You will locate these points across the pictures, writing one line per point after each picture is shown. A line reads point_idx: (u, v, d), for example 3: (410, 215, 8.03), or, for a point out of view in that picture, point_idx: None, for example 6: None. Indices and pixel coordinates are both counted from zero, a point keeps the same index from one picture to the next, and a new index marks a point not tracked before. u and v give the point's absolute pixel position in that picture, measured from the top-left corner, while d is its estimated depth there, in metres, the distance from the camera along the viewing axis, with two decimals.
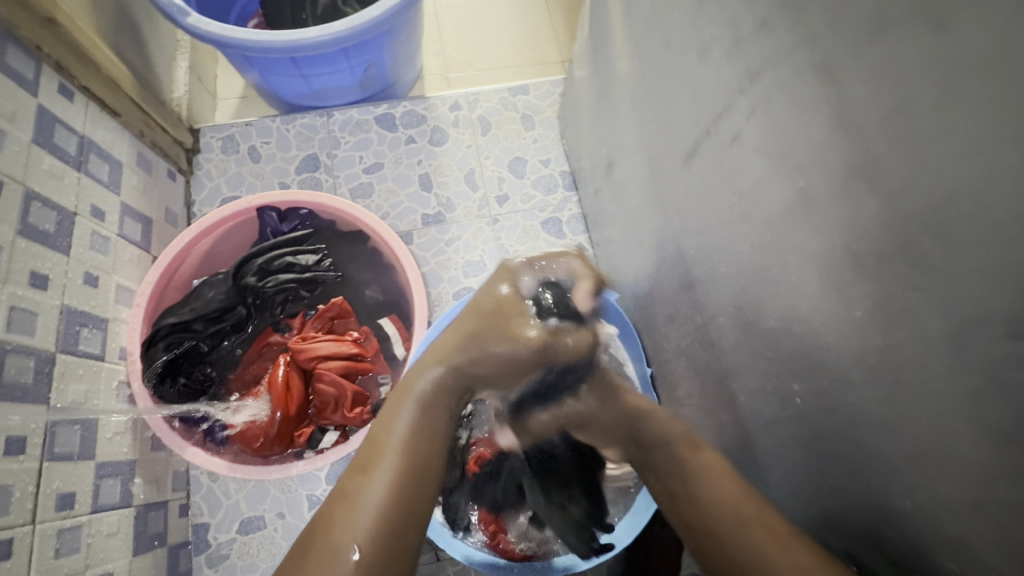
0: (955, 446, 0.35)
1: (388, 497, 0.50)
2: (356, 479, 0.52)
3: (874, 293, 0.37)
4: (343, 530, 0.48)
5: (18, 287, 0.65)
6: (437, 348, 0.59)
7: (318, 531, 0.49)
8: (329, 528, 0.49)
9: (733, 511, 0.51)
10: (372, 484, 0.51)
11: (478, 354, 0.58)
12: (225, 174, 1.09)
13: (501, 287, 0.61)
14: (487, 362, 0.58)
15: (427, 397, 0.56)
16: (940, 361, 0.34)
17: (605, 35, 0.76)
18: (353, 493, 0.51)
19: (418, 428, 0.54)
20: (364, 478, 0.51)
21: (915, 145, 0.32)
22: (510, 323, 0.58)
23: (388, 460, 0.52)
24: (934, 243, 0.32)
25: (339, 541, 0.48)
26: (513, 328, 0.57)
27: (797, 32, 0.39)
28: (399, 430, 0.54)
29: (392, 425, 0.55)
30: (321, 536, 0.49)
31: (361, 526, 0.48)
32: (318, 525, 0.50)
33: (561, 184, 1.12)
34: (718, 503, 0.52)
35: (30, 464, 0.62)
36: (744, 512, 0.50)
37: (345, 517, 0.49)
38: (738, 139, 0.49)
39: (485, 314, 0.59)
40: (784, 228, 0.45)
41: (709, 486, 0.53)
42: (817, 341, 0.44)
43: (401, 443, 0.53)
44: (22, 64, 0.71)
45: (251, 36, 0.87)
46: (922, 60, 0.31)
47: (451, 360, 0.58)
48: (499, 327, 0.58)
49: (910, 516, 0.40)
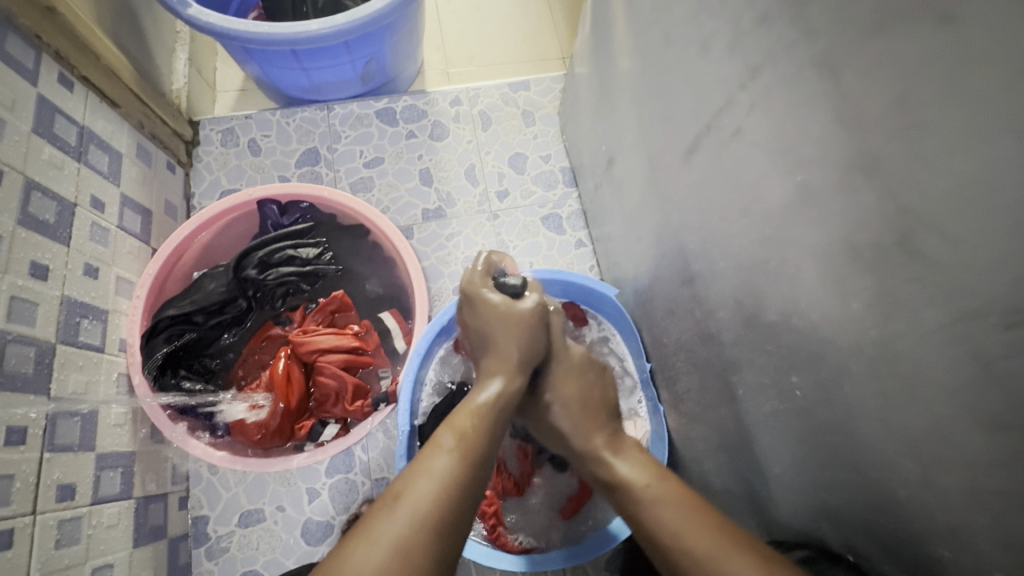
0: (949, 435, 0.35)
1: (467, 486, 0.49)
2: (437, 458, 0.50)
3: (873, 286, 0.38)
4: (424, 505, 0.46)
5: (18, 277, 0.64)
6: (492, 362, 0.64)
7: (392, 498, 0.47)
8: (408, 501, 0.46)
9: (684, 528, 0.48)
10: (456, 468, 0.49)
11: (517, 358, 0.63)
12: (225, 167, 1.09)
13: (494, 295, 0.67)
14: (526, 361, 0.64)
15: (502, 403, 0.59)
16: (937, 352, 0.34)
17: (607, 31, 0.77)
18: (437, 470, 0.49)
19: (494, 426, 0.56)
20: (446, 459, 0.50)
21: (915, 139, 0.33)
22: (523, 323, 0.65)
23: (468, 451, 0.51)
24: (932, 236, 0.33)
25: (416, 511, 0.45)
26: (525, 326, 0.65)
27: (799, 26, 0.40)
28: (479, 426, 0.55)
29: (472, 416, 0.55)
30: (396, 502, 0.46)
31: (441, 505, 0.46)
32: (398, 494, 0.47)
33: (561, 180, 1.12)
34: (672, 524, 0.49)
35: (31, 454, 0.62)
36: (695, 532, 0.47)
37: (422, 490, 0.47)
38: (739, 134, 0.49)
39: (500, 323, 0.65)
40: (785, 223, 0.45)
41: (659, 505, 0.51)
42: (815, 334, 0.45)
43: (482, 437, 0.53)
44: (22, 53, 0.70)
45: (252, 28, 0.87)
46: (922, 53, 0.32)
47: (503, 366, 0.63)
48: (520, 330, 0.65)
49: (906, 507, 0.41)
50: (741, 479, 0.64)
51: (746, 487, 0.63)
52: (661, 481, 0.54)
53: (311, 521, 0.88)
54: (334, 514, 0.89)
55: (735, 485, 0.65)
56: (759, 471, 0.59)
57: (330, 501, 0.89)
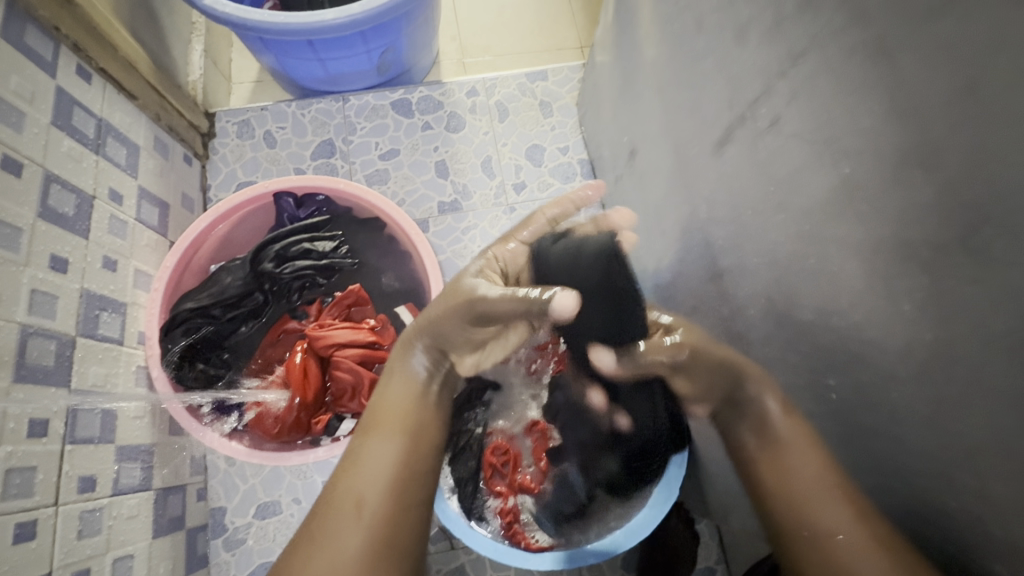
0: (1010, 446, 0.33)
1: (384, 455, 0.58)
2: (355, 447, 0.60)
3: (927, 286, 0.36)
4: (349, 491, 0.55)
5: (38, 270, 0.64)
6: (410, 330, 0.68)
7: (327, 496, 0.56)
8: (335, 495, 0.55)
9: (814, 497, 0.49)
10: (384, 450, 0.58)
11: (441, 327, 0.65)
12: (241, 160, 1.09)
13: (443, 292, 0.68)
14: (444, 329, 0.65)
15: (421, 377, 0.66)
16: (998, 360, 0.32)
17: (631, 18, 0.74)
18: (364, 456, 0.58)
19: (410, 391, 0.64)
20: (370, 444, 0.59)
21: (983, 130, 0.31)
22: (453, 295, 0.66)
23: (393, 430, 0.60)
24: (997, 234, 0.31)
25: (349, 496, 0.55)
26: (456, 299, 0.65)
27: (848, 9, 0.37)
28: (386, 400, 0.63)
29: (390, 394, 0.64)
30: (331, 495, 0.56)
31: (365, 481, 0.56)
32: (326, 496, 0.56)
33: (579, 172, 1.10)
34: (810, 489, 0.50)
35: (54, 447, 0.62)
36: (828, 496, 0.48)
37: (353, 485, 0.55)
38: (776, 125, 0.47)
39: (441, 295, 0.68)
40: (826, 218, 0.43)
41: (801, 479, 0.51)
42: (858, 335, 0.42)
43: (396, 408, 0.62)
44: (41, 45, 0.70)
45: (267, 17, 0.85)
46: (994, 38, 0.29)
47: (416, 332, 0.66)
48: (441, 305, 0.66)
49: (958, 517, 0.39)
50: None
51: None
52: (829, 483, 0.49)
53: None
54: None
55: None
56: None
57: None
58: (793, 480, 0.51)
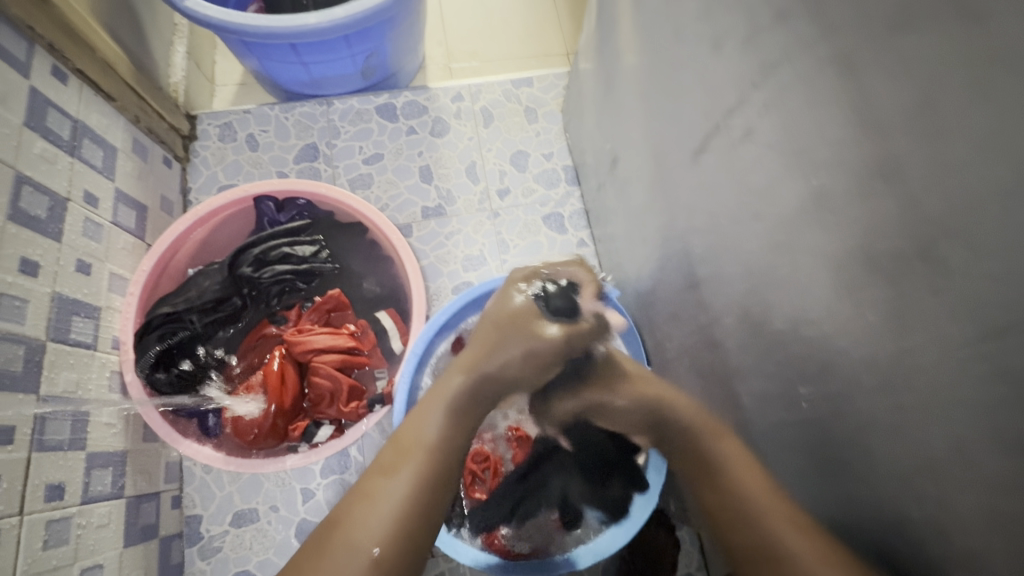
0: (969, 456, 0.33)
1: (405, 500, 0.57)
2: (376, 480, 0.59)
3: (890, 296, 0.36)
4: (364, 528, 0.54)
5: (7, 274, 0.63)
6: (462, 360, 0.70)
7: (336, 525, 0.55)
8: (347, 527, 0.54)
9: (772, 518, 0.52)
10: (399, 486, 0.58)
11: (512, 358, 0.70)
12: (223, 162, 1.08)
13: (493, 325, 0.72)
14: (513, 361, 0.71)
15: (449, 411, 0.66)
16: (959, 371, 0.33)
17: (612, 27, 0.75)
18: (379, 489, 0.57)
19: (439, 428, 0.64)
20: (387, 475, 0.59)
21: (941, 142, 0.31)
22: (518, 326, 0.71)
23: (413, 465, 0.60)
24: (955, 245, 0.31)
25: (359, 528, 0.54)
26: (529, 331, 0.71)
27: (815, 23, 0.38)
28: (419, 436, 0.62)
29: (419, 424, 0.64)
30: (339, 524, 0.55)
31: (382, 522, 0.55)
32: (337, 522, 0.55)
33: (564, 178, 1.10)
34: (769, 514, 0.52)
35: (19, 455, 0.61)
36: (785, 521, 0.50)
37: (366, 517, 0.55)
38: (750, 135, 0.48)
39: (496, 326, 0.72)
40: (797, 227, 0.44)
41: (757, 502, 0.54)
42: (828, 345, 0.43)
43: (422, 442, 0.62)
44: (14, 44, 0.69)
45: (250, 21, 0.85)
46: (949, 55, 0.30)
47: (481, 367, 0.69)
48: (513, 338, 0.70)
49: (921, 527, 0.39)
50: None
51: None
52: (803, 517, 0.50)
53: (305, 522, 0.88)
54: None
55: None
56: None
57: (325, 501, 0.88)
58: (755, 505, 0.54)
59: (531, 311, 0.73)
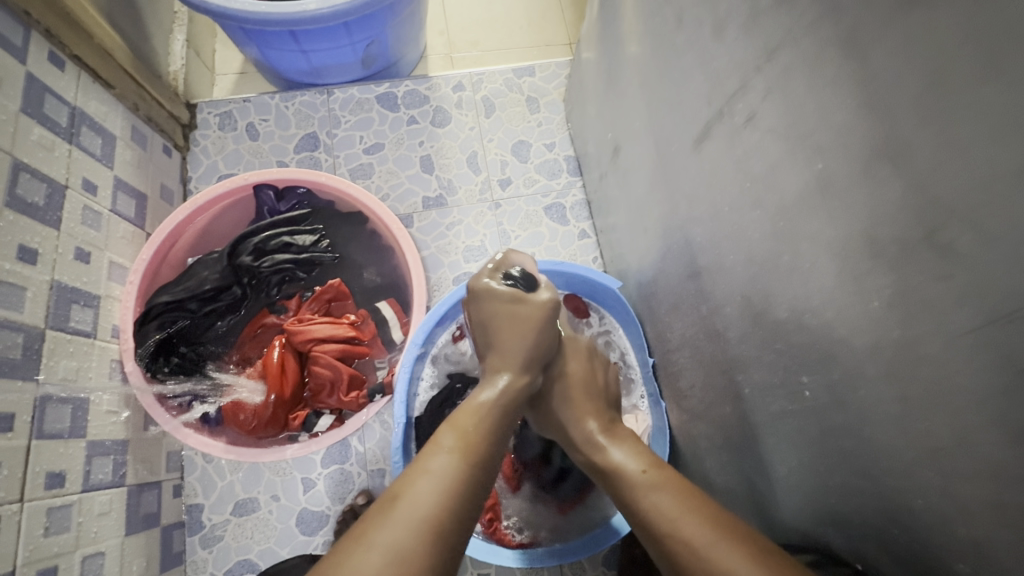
0: (974, 444, 0.33)
1: (470, 490, 0.48)
2: (435, 458, 0.49)
3: (895, 283, 0.35)
4: (428, 510, 0.44)
5: (5, 261, 0.63)
6: (495, 359, 0.63)
7: (394, 500, 0.45)
8: (407, 502, 0.45)
9: (680, 510, 0.47)
10: (460, 469, 0.49)
11: (537, 348, 0.64)
12: (222, 152, 1.07)
13: (498, 304, 0.65)
14: (538, 350, 0.64)
15: (501, 400, 0.59)
16: (966, 358, 0.32)
17: (614, 13, 0.74)
18: (438, 471, 0.48)
19: (494, 417, 0.56)
20: (449, 457, 0.50)
21: (946, 124, 0.30)
22: (531, 309, 0.65)
23: (473, 455, 0.51)
24: (963, 229, 0.30)
25: (421, 509, 0.44)
26: (540, 311, 0.65)
27: (819, 3, 0.37)
28: (480, 426, 0.54)
29: (476, 409, 0.56)
30: (397, 498, 0.45)
31: (447, 503, 0.46)
32: (393, 500, 0.45)
33: (565, 169, 1.09)
34: (666, 516, 0.48)
35: (19, 442, 0.61)
36: (689, 514, 0.46)
37: (429, 497, 0.45)
38: (753, 120, 0.47)
39: (513, 319, 0.64)
40: (800, 214, 0.43)
41: (655, 494, 0.50)
42: (831, 333, 0.42)
43: (481, 429, 0.54)
44: (10, 30, 0.68)
45: (248, 8, 0.84)
46: (953, 34, 0.29)
47: (516, 365, 0.62)
48: (535, 325, 0.64)
49: (924, 516, 0.38)
50: (744, 480, 0.62)
51: (750, 489, 0.61)
52: (725, 527, 0.44)
53: (306, 511, 0.88)
54: (329, 505, 0.88)
55: (737, 485, 0.63)
56: (764, 472, 0.57)
57: (325, 491, 0.89)
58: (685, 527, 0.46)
59: (533, 296, 0.66)
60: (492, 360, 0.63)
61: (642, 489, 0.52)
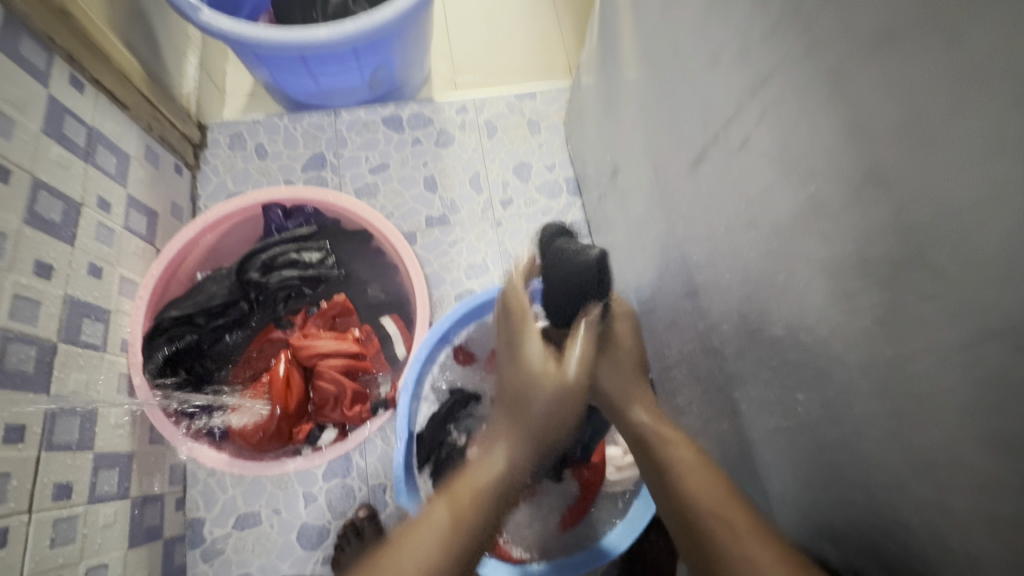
0: (962, 460, 0.35)
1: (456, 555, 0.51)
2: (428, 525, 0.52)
3: (884, 301, 0.37)
4: None
5: (22, 276, 0.65)
6: (506, 431, 0.61)
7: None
8: None
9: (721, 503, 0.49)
10: (445, 550, 0.50)
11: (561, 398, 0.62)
12: (232, 170, 1.10)
13: (525, 372, 0.63)
14: (558, 414, 0.62)
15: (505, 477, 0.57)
16: (953, 373, 0.34)
17: (614, 42, 0.77)
18: (422, 551, 0.50)
19: (494, 492, 0.56)
20: (436, 535, 0.51)
21: (926, 152, 0.33)
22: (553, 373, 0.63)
23: (462, 533, 0.52)
24: (943, 250, 0.33)
25: None
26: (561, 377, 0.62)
27: (807, 40, 0.40)
28: (475, 502, 0.54)
29: (478, 483, 0.56)
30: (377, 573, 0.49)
31: (435, 565, 0.49)
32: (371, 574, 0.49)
33: (565, 189, 1.12)
34: (706, 495, 0.50)
35: (29, 453, 0.62)
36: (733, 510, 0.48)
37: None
38: (747, 145, 0.49)
39: (539, 387, 0.62)
40: (792, 236, 0.45)
41: (696, 490, 0.51)
42: (823, 348, 0.44)
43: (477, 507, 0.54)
44: (34, 55, 0.71)
45: (262, 33, 0.87)
46: (931, 71, 0.32)
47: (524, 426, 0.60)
48: (553, 386, 0.62)
49: (917, 528, 0.40)
50: None
51: None
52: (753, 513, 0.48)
53: (307, 526, 0.88)
54: (330, 519, 0.89)
55: None
56: (761, 486, 0.58)
57: (327, 505, 0.89)
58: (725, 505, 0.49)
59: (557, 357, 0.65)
60: (503, 426, 0.61)
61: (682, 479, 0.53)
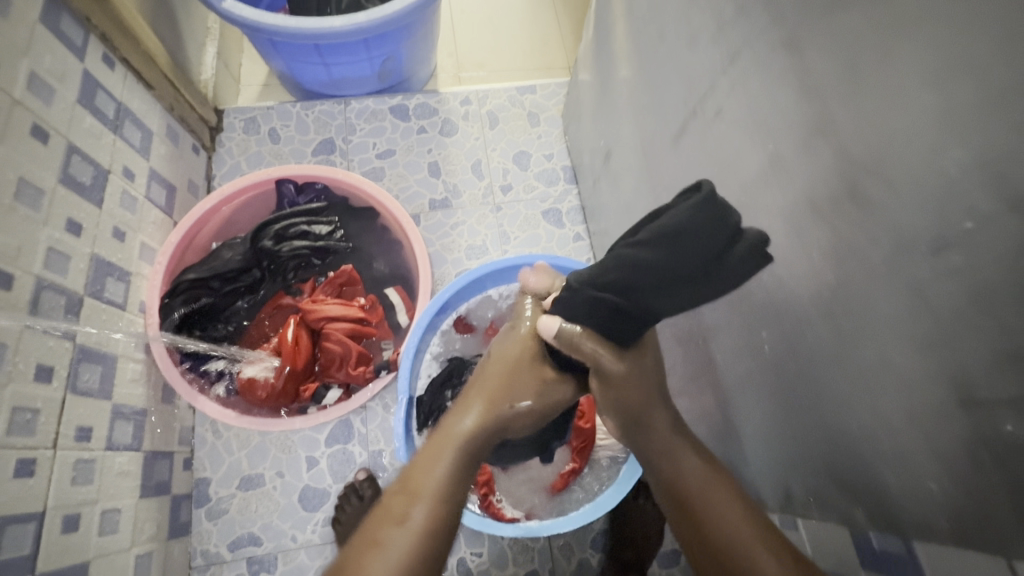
0: (892, 362, 0.39)
1: (428, 547, 0.57)
2: (388, 528, 0.58)
3: (829, 235, 0.42)
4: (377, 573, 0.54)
5: (55, 230, 0.70)
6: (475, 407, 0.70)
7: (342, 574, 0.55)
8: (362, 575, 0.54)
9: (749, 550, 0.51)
10: (413, 535, 0.57)
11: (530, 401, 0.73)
12: (245, 153, 1.16)
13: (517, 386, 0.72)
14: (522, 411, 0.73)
15: (459, 464, 0.64)
16: (882, 286, 0.39)
17: (607, 34, 0.83)
18: (392, 541, 0.56)
19: (454, 481, 0.63)
20: (398, 526, 0.58)
21: (860, 97, 0.38)
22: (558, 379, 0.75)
23: (414, 512, 0.59)
24: (876, 183, 0.37)
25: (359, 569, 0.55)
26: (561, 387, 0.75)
27: (770, 13, 0.46)
28: (433, 480, 0.62)
29: (446, 485, 0.62)
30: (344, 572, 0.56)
31: (409, 553, 0.56)
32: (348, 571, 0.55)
33: (562, 177, 1.18)
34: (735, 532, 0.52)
35: (57, 393, 0.67)
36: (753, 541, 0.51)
37: (375, 558, 0.55)
38: (720, 114, 0.55)
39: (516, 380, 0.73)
40: (757, 188, 0.51)
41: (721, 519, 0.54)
42: (784, 288, 0.49)
43: (437, 491, 0.61)
44: (73, 31, 0.76)
45: (280, 22, 0.94)
46: (862, 33, 0.37)
47: (495, 411, 0.70)
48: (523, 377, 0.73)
49: (859, 435, 0.44)
50: (723, 454, 0.67)
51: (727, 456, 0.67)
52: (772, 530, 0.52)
53: (308, 487, 0.92)
54: (331, 482, 0.93)
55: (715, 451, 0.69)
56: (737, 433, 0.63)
57: (327, 469, 0.93)
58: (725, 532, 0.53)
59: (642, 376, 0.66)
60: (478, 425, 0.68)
61: (710, 514, 0.55)
